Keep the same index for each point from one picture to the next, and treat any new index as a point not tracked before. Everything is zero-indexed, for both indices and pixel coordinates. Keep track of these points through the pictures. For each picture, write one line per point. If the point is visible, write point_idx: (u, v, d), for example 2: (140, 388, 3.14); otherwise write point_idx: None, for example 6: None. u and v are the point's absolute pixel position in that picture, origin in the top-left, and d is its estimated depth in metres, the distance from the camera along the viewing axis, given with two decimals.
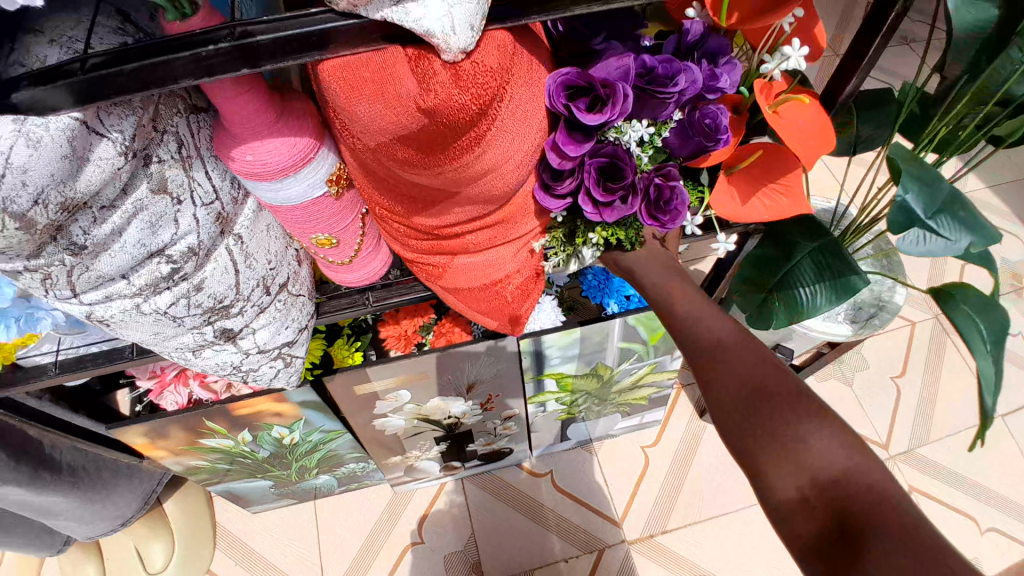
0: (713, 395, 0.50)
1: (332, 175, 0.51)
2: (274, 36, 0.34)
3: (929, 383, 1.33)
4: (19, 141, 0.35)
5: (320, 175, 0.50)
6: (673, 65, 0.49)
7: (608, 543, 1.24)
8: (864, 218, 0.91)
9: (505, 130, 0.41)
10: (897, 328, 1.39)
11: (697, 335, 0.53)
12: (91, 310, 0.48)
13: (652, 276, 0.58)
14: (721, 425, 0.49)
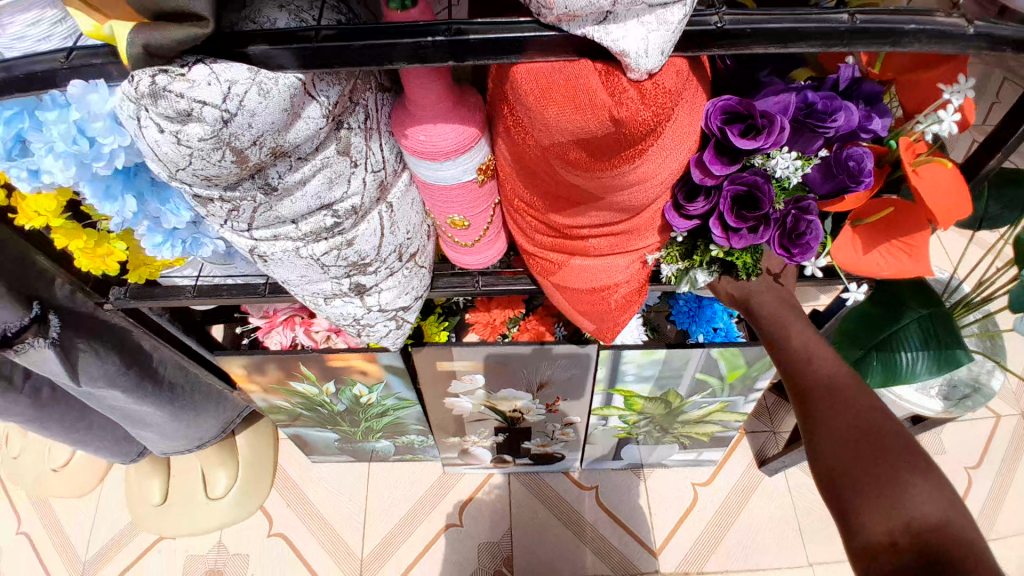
0: (817, 426, 0.51)
1: (484, 165, 0.56)
2: (485, 37, 0.38)
3: (1013, 481, 1.24)
4: (253, 88, 0.38)
5: (474, 163, 0.54)
6: (834, 102, 0.51)
7: (641, 569, 1.24)
8: (978, 295, 0.88)
9: (664, 147, 0.44)
10: (986, 418, 1.31)
11: (809, 368, 0.54)
12: (257, 244, 0.54)
13: (770, 308, 0.60)
14: (818, 456, 0.50)
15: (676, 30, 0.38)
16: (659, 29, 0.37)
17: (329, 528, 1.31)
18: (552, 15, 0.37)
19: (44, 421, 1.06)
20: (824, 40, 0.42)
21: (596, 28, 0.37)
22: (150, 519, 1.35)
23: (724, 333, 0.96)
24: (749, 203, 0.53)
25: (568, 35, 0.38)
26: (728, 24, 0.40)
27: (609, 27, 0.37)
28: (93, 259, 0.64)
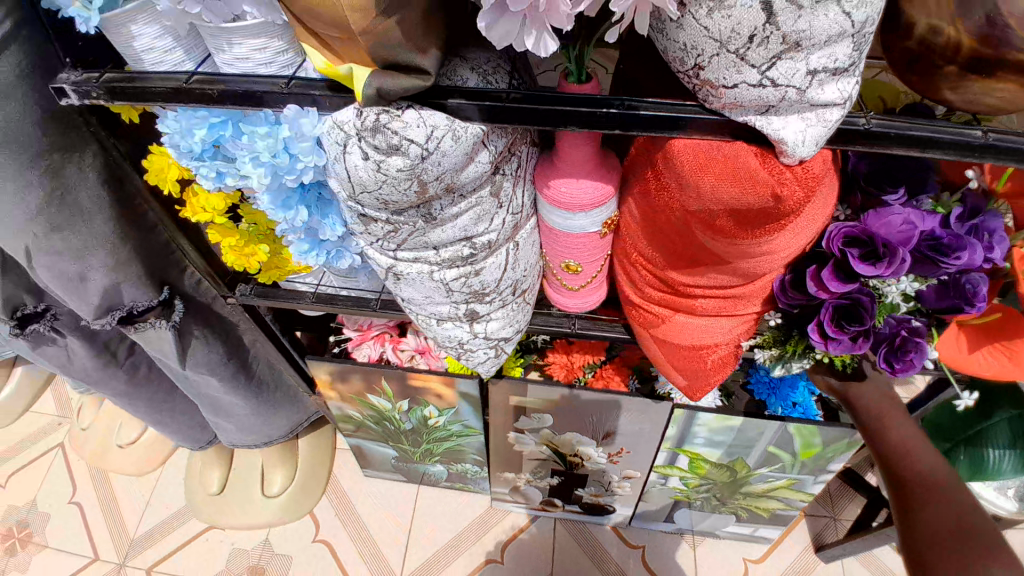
0: (919, 519, 0.63)
1: (610, 220, 0.60)
2: (653, 113, 0.44)
3: None
4: (448, 134, 0.44)
5: (601, 219, 0.59)
6: (962, 239, 0.50)
7: None
8: None
9: (802, 225, 0.47)
10: None
11: (908, 464, 0.65)
12: (396, 262, 0.60)
13: (867, 399, 0.67)
14: (917, 542, 0.63)
15: (831, 126, 0.42)
16: (818, 124, 0.41)
17: (372, 544, 1.34)
18: (719, 102, 0.42)
19: (133, 399, 1.07)
20: (959, 151, 0.44)
21: (758, 117, 0.41)
22: (207, 507, 1.39)
23: (802, 410, 0.95)
24: (852, 316, 0.55)
25: (726, 119, 0.43)
26: (874, 127, 0.44)
27: (771, 118, 0.41)
28: (239, 256, 0.70)
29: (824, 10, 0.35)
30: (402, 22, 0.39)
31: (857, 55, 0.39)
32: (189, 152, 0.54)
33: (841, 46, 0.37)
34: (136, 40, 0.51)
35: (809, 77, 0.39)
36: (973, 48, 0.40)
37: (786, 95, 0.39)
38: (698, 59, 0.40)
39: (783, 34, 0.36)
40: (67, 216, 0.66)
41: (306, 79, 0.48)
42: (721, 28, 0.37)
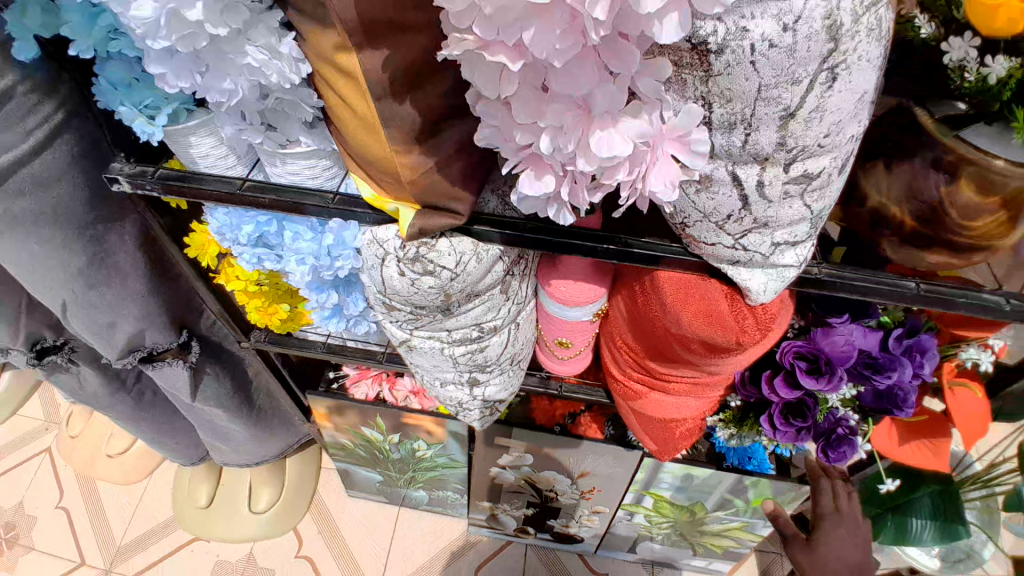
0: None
1: (599, 311, 0.69)
2: (647, 252, 0.53)
3: None
4: (472, 256, 0.53)
5: (595, 311, 0.68)
6: (892, 360, 0.61)
7: None
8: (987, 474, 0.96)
9: (760, 345, 0.56)
10: None
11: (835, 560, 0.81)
12: (411, 337, 0.68)
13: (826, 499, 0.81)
14: None
15: (789, 278, 0.52)
16: (778, 278, 0.51)
17: (352, 562, 1.40)
18: (700, 252, 0.51)
19: (138, 420, 1.11)
20: (896, 299, 0.54)
21: (730, 267, 0.51)
22: (195, 520, 1.44)
23: (757, 464, 1.05)
24: (797, 411, 0.65)
25: (703, 261, 0.52)
26: (826, 277, 0.54)
27: (740, 270, 0.51)
28: (262, 314, 0.77)
29: (788, 206, 0.45)
30: (445, 176, 0.47)
31: (813, 232, 0.49)
32: (234, 240, 0.61)
33: (800, 228, 0.47)
34: (193, 149, 0.55)
35: (773, 247, 0.48)
36: (912, 226, 0.52)
37: (754, 257, 0.49)
38: (686, 220, 0.49)
39: (754, 217, 0.46)
40: (104, 275, 0.70)
41: (349, 195, 0.54)
42: (706, 204, 0.47)
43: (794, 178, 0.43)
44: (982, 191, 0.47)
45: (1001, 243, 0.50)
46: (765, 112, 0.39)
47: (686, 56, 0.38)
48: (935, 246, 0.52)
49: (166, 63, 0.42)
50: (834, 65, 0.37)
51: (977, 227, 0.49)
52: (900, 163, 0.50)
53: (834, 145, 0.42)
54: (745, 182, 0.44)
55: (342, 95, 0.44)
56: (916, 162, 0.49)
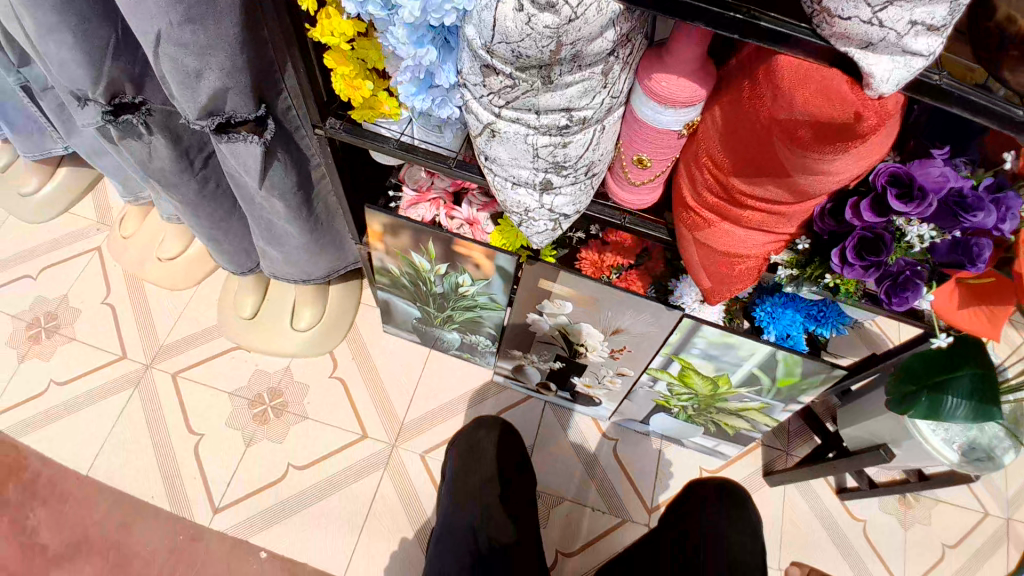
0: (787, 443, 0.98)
1: (689, 123, 0.68)
2: (772, 27, 0.51)
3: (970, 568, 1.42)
4: (593, 6, 0.51)
5: (684, 121, 0.67)
6: (982, 201, 0.59)
7: (632, 517, 1.40)
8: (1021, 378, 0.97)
9: (864, 154, 0.55)
10: (969, 509, 1.49)
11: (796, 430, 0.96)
12: (497, 119, 0.68)
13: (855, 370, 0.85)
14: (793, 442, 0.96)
15: (913, 74, 0.49)
16: (904, 69, 0.49)
17: (381, 390, 1.50)
18: (829, 31, 0.49)
19: (197, 209, 1.17)
20: (1008, 123, 0.53)
21: (857, 51, 0.49)
22: (238, 328, 1.53)
23: (793, 342, 1.07)
24: (871, 247, 0.65)
25: (830, 46, 0.50)
26: (945, 84, 0.53)
27: (869, 54, 0.48)
28: (347, 87, 0.77)
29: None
30: None
31: (951, 21, 0.46)
32: None
33: (941, 8, 0.45)
34: None
35: (909, 27, 0.46)
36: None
37: (886, 37, 0.47)
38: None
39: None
40: (203, 11, 0.71)
41: None
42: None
43: None
44: None
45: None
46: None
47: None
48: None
49: None
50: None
51: None
52: None
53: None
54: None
55: None
56: None
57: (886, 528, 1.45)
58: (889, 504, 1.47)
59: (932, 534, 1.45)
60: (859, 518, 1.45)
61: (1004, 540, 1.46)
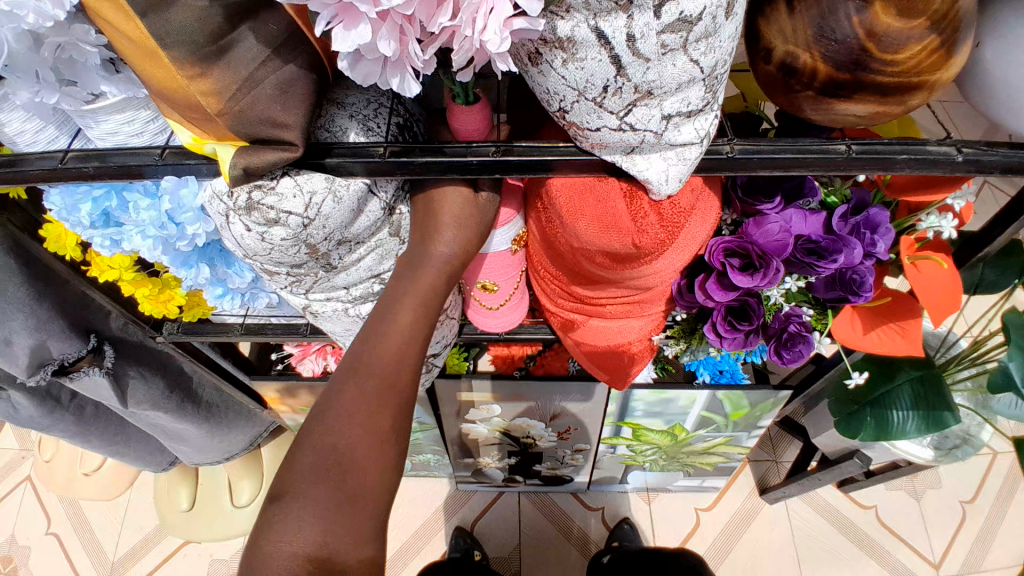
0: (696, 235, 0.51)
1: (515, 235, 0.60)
2: (531, 157, 0.44)
3: (997, 518, 1.35)
4: (329, 196, 0.45)
5: (509, 240, 0.60)
6: (838, 241, 0.53)
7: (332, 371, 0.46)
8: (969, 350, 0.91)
9: (677, 250, 0.51)
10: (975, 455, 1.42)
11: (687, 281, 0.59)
12: (310, 303, 0.61)
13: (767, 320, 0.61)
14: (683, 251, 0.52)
15: (696, 161, 0.44)
16: (680, 163, 0.44)
17: None
18: (587, 143, 0.43)
19: (87, 435, 1.07)
20: (828, 164, 0.47)
21: (624, 158, 0.44)
22: (179, 525, 1.37)
23: (729, 376, 0.99)
24: (741, 314, 0.59)
25: (598, 160, 0.45)
26: (737, 154, 0.46)
27: (636, 158, 0.44)
28: (155, 304, 0.69)
29: (671, 63, 0.37)
30: (257, 99, 0.39)
31: (710, 97, 0.42)
32: (78, 224, 0.53)
33: (692, 92, 0.40)
34: (4, 125, 0.50)
35: (665, 122, 0.41)
36: (827, 74, 0.42)
37: (645, 138, 0.42)
38: (562, 104, 0.41)
39: (634, 84, 0.39)
40: None
41: (180, 146, 0.46)
42: (576, 77, 0.39)
43: (672, 22, 0.35)
44: (903, 14, 0.39)
45: (937, 78, 0.42)
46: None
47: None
48: (858, 94, 0.42)
49: None
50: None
51: (906, 59, 0.40)
52: (804, 0, 0.41)
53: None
54: (611, 39, 0.36)
55: (103, 15, 0.35)
56: None
57: (899, 506, 1.37)
58: (895, 480, 1.40)
59: (946, 497, 1.38)
60: (868, 505, 1.38)
61: (1019, 479, 1.38)
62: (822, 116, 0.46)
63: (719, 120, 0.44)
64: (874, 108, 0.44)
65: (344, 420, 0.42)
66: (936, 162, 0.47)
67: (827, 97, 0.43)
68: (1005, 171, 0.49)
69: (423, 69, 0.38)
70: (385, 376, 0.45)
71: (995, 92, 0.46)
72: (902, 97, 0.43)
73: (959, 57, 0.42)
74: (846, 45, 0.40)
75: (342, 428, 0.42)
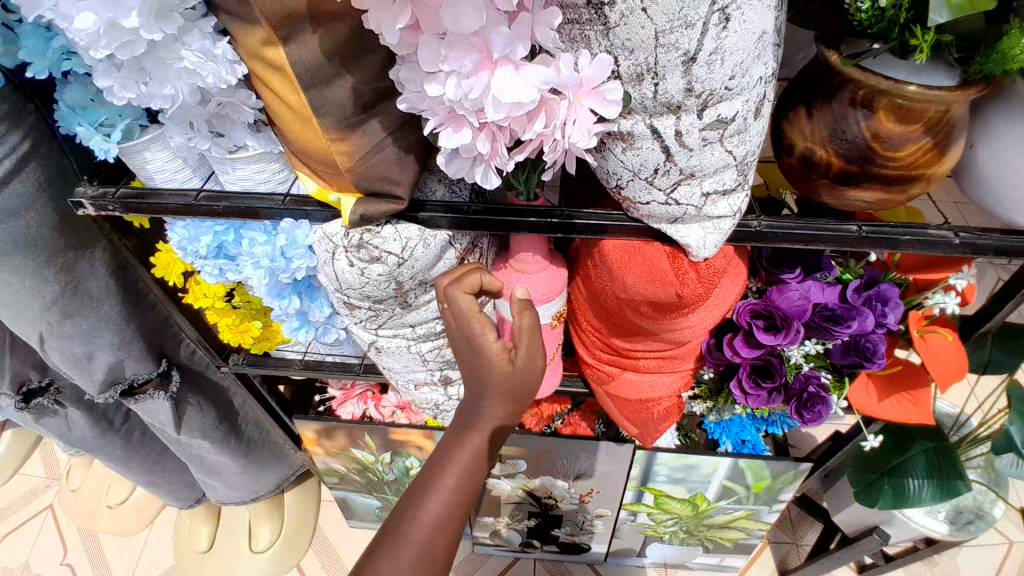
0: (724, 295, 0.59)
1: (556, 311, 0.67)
2: (590, 220, 0.53)
3: None
4: (419, 242, 0.55)
5: (552, 314, 0.65)
6: (852, 310, 0.60)
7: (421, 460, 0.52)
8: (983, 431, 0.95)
9: (710, 305, 0.58)
10: None
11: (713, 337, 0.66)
12: (377, 338, 0.68)
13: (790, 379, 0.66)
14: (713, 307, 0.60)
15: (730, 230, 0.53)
16: (717, 231, 0.52)
17: None
18: (638, 213, 0.52)
19: (128, 462, 1.12)
20: (843, 241, 0.55)
21: (668, 226, 0.53)
22: (193, 567, 1.37)
23: (752, 446, 1.02)
24: (765, 372, 0.65)
25: (645, 224, 0.54)
26: (764, 229, 0.55)
27: (679, 227, 0.53)
28: (234, 332, 0.77)
29: (710, 153, 0.47)
30: (379, 160, 0.50)
31: (741, 180, 0.51)
32: (195, 253, 0.63)
33: (727, 175, 0.49)
34: (149, 164, 0.58)
35: (704, 198, 0.50)
36: (840, 166, 0.51)
37: (687, 211, 0.51)
38: (619, 181, 0.51)
39: (679, 167, 0.48)
40: (79, 304, 0.75)
41: (299, 196, 0.57)
42: (633, 162, 0.48)
43: (711, 122, 0.45)
44: (902, 121, 0.48)
45: (933, 172, 0.51)
46: (667, 59, 0.41)
47: (583, 12, 0.41)
48: (865, 183, 0.52)
49: (114, 75, 0.46)
50: (725, 4, 0.39)
51: (905, 156, 0.49)
52: (819, 108, 0.51)
53: (742, 88, 0.44)
54: (664, 133, 0.46)
55: (274, 90, 0.46)
56: (834, 104, 0.50)
57: None
58: None
59: None
60: None
61: None
62: (835, 201, 0.55)
63: (748, 199, 0.53)
64: (880, 196, 0.52)
65: (432, 515, 0.49)
66: (934, 244, 0.56)
67: (839, 185, 0.52)
68: (998, 253, 0.57)
69: (504, 166, 0.45)
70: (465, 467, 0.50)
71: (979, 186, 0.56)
72: (903, 187, 0.51)
73: (953, 156, 0.50)
74: (854, 145, 0.50)
75: (431, 521, 0.49)
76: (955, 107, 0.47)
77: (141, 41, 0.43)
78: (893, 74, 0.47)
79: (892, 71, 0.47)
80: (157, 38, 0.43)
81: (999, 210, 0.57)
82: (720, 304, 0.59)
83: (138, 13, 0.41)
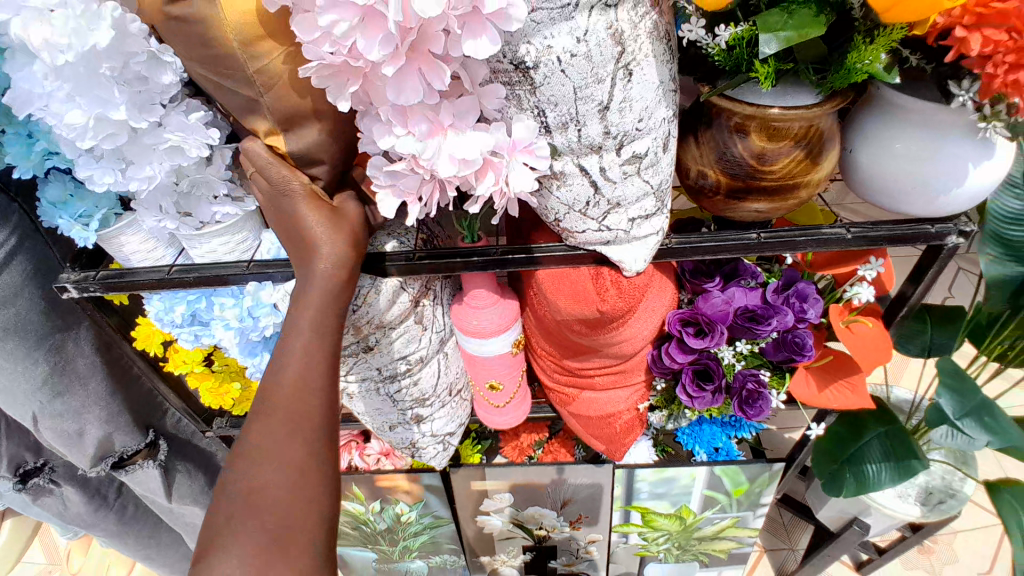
0: (652, 308, 0.67)
1: (517, 341, 0.73)
2: (516, 256, 0.60)
3: None
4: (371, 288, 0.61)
5: (511, 341, 0.71)
6: (771, 309, 0.67)
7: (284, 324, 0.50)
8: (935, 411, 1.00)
9: (639, 316, 0.66)
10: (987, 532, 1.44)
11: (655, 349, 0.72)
12: (348, 384, 0.73)
13: (732, 378, 0.72)
14: (644, 318, 0.67)
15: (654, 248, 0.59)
16: (643, 249, 0.59)
17: None
18: (572, 240, 0.59)
19: (124, 536, 1.14)
20: (746, 248, 0.62)
21: (602, 246, 0.59)
22: None
23: (725, 453, 1.06)
24: (706, 375, 0.71)
25: (575, 251, 0.60)
26: (674, 244, 0.62)
27: (613, 247, 0.59)
28: (216, 395, 0.82)
29: (632, 183, 0.54)
30: None
31: (661, 205, 0.58)
32: (172, 323, 0.69)
33: (648, 202, 0.56)
34: (125, 247, 0.64)
35: (631, 223, 0.57)
36: (727, 182, 0.59)
37: (618, 234, 0.58)
38: (557, 215, 0.57)
39: (607, 199, 0.55)
40: (67, 382, 0.79)
41: (262, 260, 0.63)
42: (567, 197, 0.55)
43: (628, 159, 0.52)
44: (771, 139, 0.56)
45: (813, 177, 0.58)
46: (585, 109, 0.48)
47: (513, 75, 0.47)
48: (752, 195, 0.59)
49: (93, 165, 0.53)
50: (627, 63, 0.47)
51: (779, 169, 0.57)
52: (704, 133, 0.59)
53: (650, 128, 0.51)
54: (589, 170, 0.53)
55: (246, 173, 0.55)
56: (719, 129, 0.57)
57: None
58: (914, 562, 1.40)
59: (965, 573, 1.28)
60: None
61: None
62: (734, 213, 0.62)
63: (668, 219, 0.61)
64: (769, 204, 0.60)
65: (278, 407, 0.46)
66: (829, 241, 0.63)
67: (731, 198, 0.60)
68: (890, 240, 0.63)
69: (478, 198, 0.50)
70: (292, 466, 0.44)
71: (862, 181, 0.64)
72: (787, 194, 0.59)
73: (825, 163, 0.58)
74: (739, 163, 0.57)
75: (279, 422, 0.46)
76: (819, 121, 0.55)
77: (123, 133, 0.50)
78: (758, 100, 0.54)
79: (760, 98, 0.55)
80: (142, 126, 0.50)
81: (883, 202, 0.64)
82: (650, 315, 0.67)
83: (124, 106, 0.48)
